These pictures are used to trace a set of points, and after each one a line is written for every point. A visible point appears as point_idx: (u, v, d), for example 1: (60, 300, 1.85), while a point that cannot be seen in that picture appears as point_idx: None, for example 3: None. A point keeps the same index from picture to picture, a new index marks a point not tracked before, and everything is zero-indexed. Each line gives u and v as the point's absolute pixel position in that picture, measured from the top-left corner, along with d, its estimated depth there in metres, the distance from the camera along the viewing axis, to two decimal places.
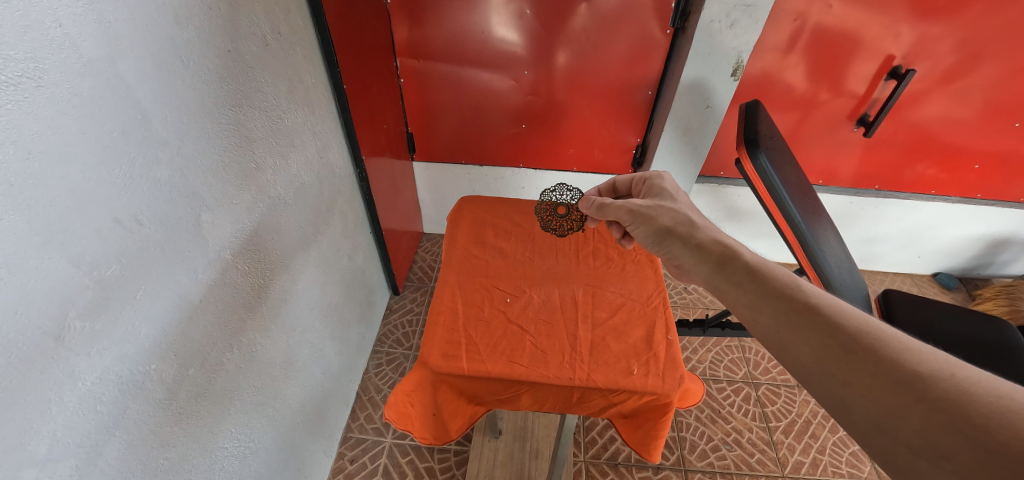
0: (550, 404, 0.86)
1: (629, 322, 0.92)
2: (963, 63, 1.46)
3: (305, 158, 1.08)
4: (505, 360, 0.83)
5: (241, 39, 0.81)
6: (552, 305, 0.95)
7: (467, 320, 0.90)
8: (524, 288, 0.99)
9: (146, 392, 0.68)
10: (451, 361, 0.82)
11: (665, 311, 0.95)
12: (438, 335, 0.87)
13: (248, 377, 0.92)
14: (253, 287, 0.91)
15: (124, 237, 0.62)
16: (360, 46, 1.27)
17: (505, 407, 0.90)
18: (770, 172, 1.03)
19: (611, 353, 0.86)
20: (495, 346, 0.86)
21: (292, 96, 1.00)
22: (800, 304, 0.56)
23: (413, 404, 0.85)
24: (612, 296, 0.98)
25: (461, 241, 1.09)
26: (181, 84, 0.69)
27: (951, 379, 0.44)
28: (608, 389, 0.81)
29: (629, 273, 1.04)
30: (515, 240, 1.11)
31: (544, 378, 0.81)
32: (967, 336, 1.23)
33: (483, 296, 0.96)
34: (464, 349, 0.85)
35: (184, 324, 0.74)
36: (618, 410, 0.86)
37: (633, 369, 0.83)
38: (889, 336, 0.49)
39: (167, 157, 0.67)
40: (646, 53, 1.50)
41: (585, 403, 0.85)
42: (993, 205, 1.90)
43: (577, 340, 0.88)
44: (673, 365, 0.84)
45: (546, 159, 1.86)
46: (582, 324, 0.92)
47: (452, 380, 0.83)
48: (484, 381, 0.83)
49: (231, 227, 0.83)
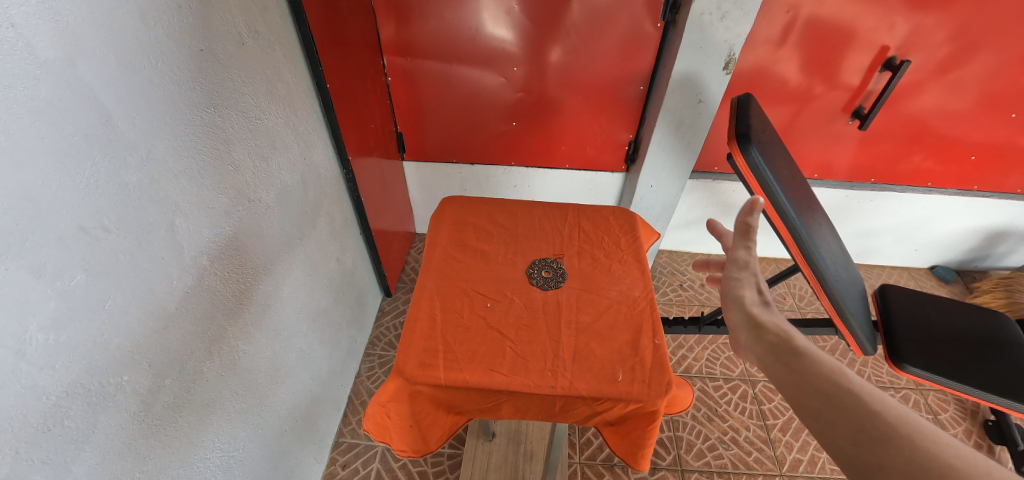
0: (532, 413, 0.84)
1: (615, 325, 0.90)
2: (958, 54, 1.44)
3: (287, 160, 1.05)
4: (483, 369, 0.81)
5: (214, 38, 0.79)
6: (534, 309, 0.93)
7: (446, 326, 0.88)
8: (505, 291, 0.97)
9: (119, 405, 0.66)
10: (427, 370, 0.80)
11: (651, 313, 0.93)
12: (415, 343, 0.85)
13: (230, 386, 0.90)
14: (233, 294, 0.89)
15: (89, 245, 0.59)
16: (343, 44, 1.24)
17: (487, 417, 0.87)
18: (762, 168, 0.96)
19: (595, 359, 0.84)
20: (474, 353, 0.83)
21: (271, 96, 0.97)
22: (797, 363, 0.51)
23: (390, 415, 0.82)
24: (596, 299, 0.96)
25: (442, 242, 1.07)
26: (149, 85, 0.66)
27: (939, 458, 0.39)
28: (592, 397, 0.79)
29: (616, 274, 1.02)
30: (497, 241, 1.09)
31: (524, 387, 0.79)
32: (966, 332, 1.21)
33: (463, 301, 0.93)
34: (442, 357, 0.82)
35: (158, 333, 0.72)
36: (603, 418, 0.84)
37: (618, 376, 0.81)
38: (880, 401, 0.44)
39: (136, 161, 0.65)
40: (638, 48, 1.47)
41: (568, 411, 0.83)
42: (990, 197, 1.88)
43: (560, 346, 0.86)
44: (660, 371, 0.82)
45: (538, 157, 1.84)
46: (565, 329, 0.89)
47: (429, 391, 0.81)
48: (463, 391, 0.80)
49: (208, 232, 0.81)
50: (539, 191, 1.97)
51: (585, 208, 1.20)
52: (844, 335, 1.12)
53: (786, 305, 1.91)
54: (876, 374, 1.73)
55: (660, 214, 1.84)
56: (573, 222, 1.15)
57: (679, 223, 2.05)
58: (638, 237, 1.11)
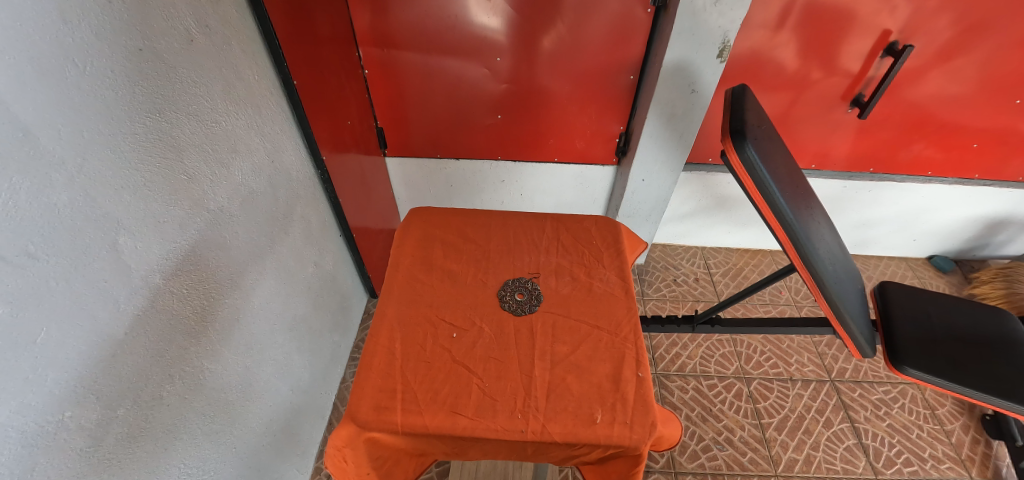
0: (503, 455, 0.80)
1: (594, 356, 0.85)
2: (963, 37, 1.37)
3: (252, 164, 0.99)
4: (446, 411, 0.76)
5: (156, 36, 0.71)
6: (505, 338, 0.88)
7: (407, 362, 0.83)
8: (475, 319, 0.91)
9: (62, 443, 0.61)
10: (383, 415, 0.75)
11: (635, 342, 0.88)
12: (373, 382, 0.79)
13: (196, 408, 0.85)
14: (195, 311, 0.83)
15: (14, 275, 0.53)
16: (312, 36, 1.16)
17: (455, 458, 0.83)
18: (758, 166, 0.90)
19: (572, 397, 0.79)
20: (436, 393, 0.78)
21: (229, 96, 0.90)
22: None
23: (348, 459, 0.75)
24: (575, 325, 0.91)
25: (407, 261, 1.02)
26: (76, 92, 0.59)
27: None
28: (567, 443, 0.74)
29: (598, 295, 0.97)
30: (468, 259, 1.03)
31: (491, 433, 0.74)
32: (965, 332, 1.17)
33: (427, 332, 0.88)
34: (401, 398, 0.77)
35: (106, 362, 0.66)
36: (581, 459, 0.80)
37: (597, 417, 0.76)
38: None
39: (65, 179, 0.58)
40: (627, 35, 1.40)
41: (543, 454, 0.78)
42: (990, 185, 1.83)
43: (533, 382, 0.81)
44: (642, 410, 0.78)
45: (524, 151, 1.77)
46: (540, 361, 0.84)
47: (385, 437, 0.76)
48: (424, 437, 0.75)
49: (160, 248, 0.75)
50: (528, 186, 1.91)
51: (566, 219, 1.14)
52: (841, 336, 1.08)
53: (782, 299, 1.88)
54: (873, 370, 1.71)
55: (653, 208, 1.80)
56: (550, 236, 1.10)
57: (672, 217, 2.00)
58: (623, 251, 1.06)
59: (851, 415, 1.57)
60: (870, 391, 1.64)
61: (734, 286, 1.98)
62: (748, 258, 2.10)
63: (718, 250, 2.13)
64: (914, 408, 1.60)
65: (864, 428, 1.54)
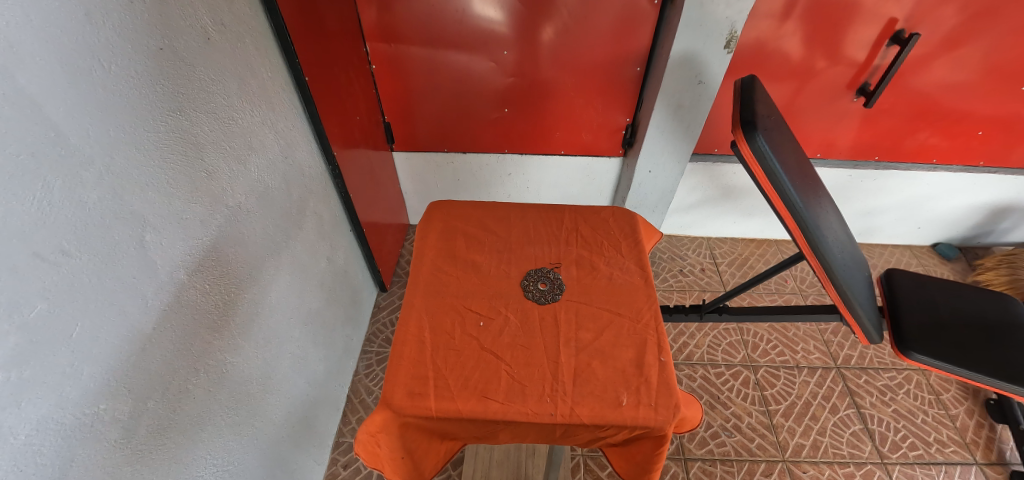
0: (531, 438, 0.81)
1: (617, 343, 0.87)
2: (968, 25, 1.38)
3: (267, 160, 1.00)
4: (477, 397, 0.78)
5: (175, 35, 0.72)
6: (530, 326, 0.89)
7: (436, 350, 0.84)
8: (499, 308, 0.93)
9: (98, 435, 0.62)
10: (416, 401, 0.77)
11: (656, 329, 0.90)
12: (404, 370, 0.81)
13: (219, 400, 0.87)
14: (216, 306, 0.85)
15: (50, 271, 0.55)
16: (321, 32, 1.16)
17: (483, 442, 0.85)
18: (769, 156, 0.91)
19: (597, 381, 0.81)
20: (467, 379, 0.80)
21: (244, 93, 0.91)
22: None
23: (381, 444, 0.78)
24: (596, 312, 0.92)
25: (430, 254, 1.03)
26: (102, 93, 0.60)
27: None
28: (595, 424, 0.76)
29: (617, 284, 0.98)
30: (489, 250, 1.05)
31: (522, 416, 0.76)
32: (972, 316, 1.19)
33: (454, 320, 0.90)
34: (432, 385, 0.79)
35: (136, 356, 0.68)
36: (606, 441, 0.82)
37: (622, 400, 0.78)
38: None
39: (94, 177, 0.60)
40: (634, 26, 1.40)
41: (570, 436, 0.80)
42: (995, 172, 1.84)
43: (559, 368, 0.82)
44: (665, 393, 0.79)
45: (531, 144, 1.78)
46: (565, 348, 0.86)
47: (420, 422, 0.77)
48: (456, 422, 0.77)
49: (182, 245, 0.76)
50: (534, 179, 1.92)
51: (582, 210, 1.16)
52: (850, 322, 1.09)
53: (787, 288, 1.90)
54: (878, 356, 1.73)
55: (659, 199, 1.81)
56: (568, 226, 1.11)
57: (678, 207, 2.01)
58: (640, 241, 1.07)
59: (857, 401, 1.60)
60: (875, 377, 1.67)
61: (739, 275, 1.99)
62: (753, 248, 2.12)
63: (723, 240, 2.15)
64: (919, 393, 1.62)
65: (869, 414, 1.56)
